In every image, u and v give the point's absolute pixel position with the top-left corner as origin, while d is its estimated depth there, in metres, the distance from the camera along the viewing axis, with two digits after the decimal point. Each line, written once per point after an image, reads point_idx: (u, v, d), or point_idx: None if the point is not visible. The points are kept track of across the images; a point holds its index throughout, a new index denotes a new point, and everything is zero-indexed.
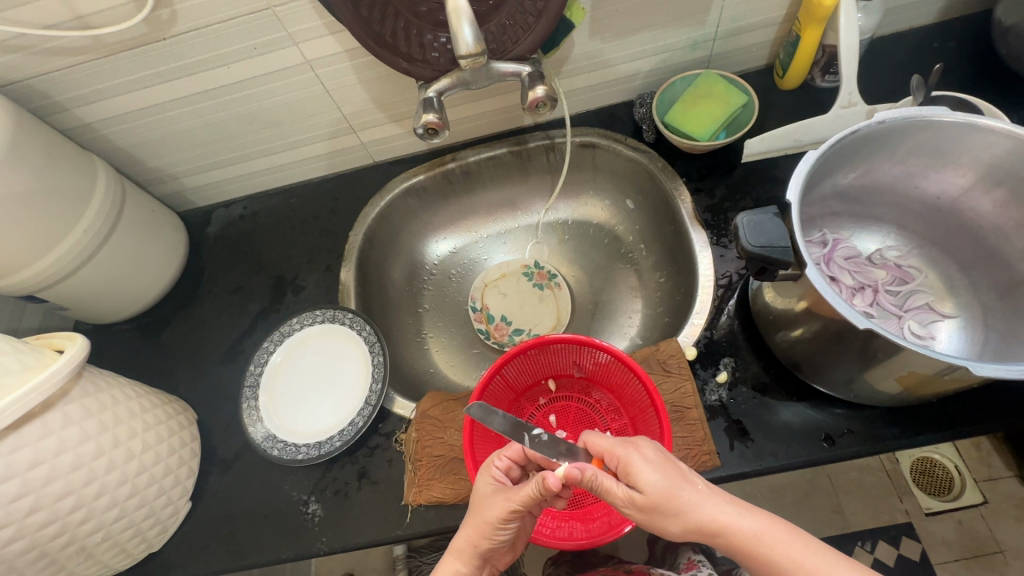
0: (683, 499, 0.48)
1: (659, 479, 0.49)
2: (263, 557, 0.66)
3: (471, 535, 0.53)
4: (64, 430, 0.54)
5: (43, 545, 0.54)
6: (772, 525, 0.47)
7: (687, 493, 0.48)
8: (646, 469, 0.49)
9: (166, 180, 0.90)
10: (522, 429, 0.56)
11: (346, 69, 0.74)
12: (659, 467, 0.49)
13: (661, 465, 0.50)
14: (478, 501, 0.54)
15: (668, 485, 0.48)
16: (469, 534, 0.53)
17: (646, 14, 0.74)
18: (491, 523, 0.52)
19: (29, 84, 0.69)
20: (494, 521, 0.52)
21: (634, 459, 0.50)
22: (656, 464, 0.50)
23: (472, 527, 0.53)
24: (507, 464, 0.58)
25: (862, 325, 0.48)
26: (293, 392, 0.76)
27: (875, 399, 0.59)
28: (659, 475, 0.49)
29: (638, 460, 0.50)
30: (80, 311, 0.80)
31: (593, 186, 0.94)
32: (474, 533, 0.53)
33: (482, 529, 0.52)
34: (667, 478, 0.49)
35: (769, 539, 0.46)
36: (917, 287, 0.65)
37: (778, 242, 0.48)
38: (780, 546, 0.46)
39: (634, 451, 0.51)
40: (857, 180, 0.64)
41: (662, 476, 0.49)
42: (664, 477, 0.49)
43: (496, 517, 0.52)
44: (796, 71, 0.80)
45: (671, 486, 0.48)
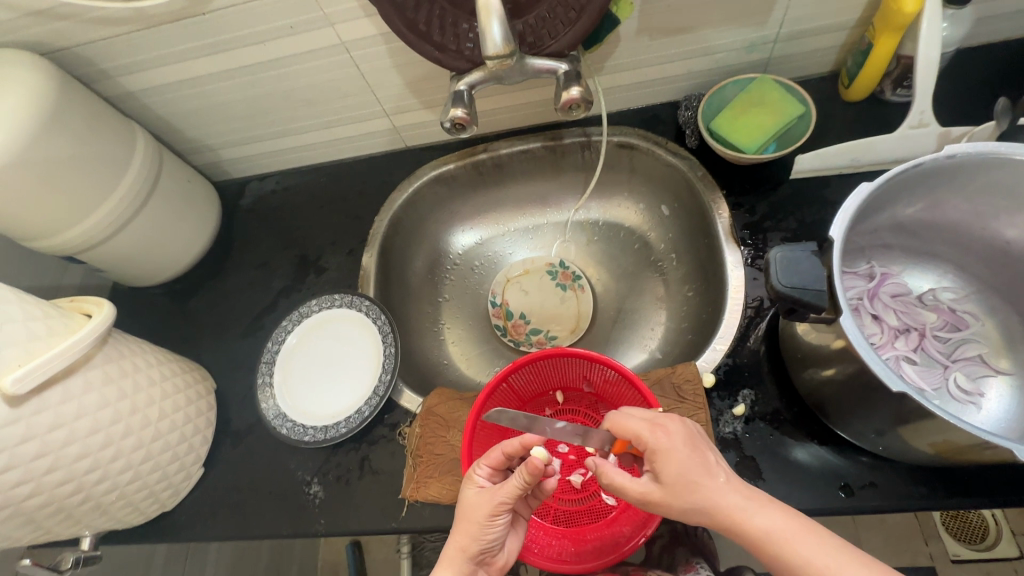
0: (704, 493, 0.45)
1: (681, 469, 0.46)
2: (265, 530, 0.68)
3: (461, 540, 0.51)
4: (85, 395, 0.57)
5: (60, 501, 0.57)
6: (789, 523, 0.42)
7: (709, 486, 0.45)
8: (670, 458, 0.47)
9: (204, 151, 0.92)
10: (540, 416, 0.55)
11: (381, 52, 0.73)
12: (686, 455, 0.47)
13: (686, 454, 0.47)
14: (464, 504, 0.52)
15: (689, 476, 0.46)
16: (460, 540, 0.51)
17: (701, 10, 0.68)
18: (480, 523, 0.51)
19: (77, 51, 0.71)
20: (483, 517, 0.51)
21: (662, 447, 0.48)
22: (684, 452, 0.47)
23: (462, 531, 0.51)
24: (490, 470, 0.55)
25: (897, 387, 0.43)
26: (307, 373, 0.77)
27: (904, 456, 0.54)
28: (683, 456, 0.47)
29: (665, 445, 0.48)
30: (115, 273, 0.83)
31: (628, 188, 0.90)
32: (465, 537, 0.51)
33: (472, 531, 0.51)
34: (689, 468, 0.46)
35: (785, 537, 0.42)
36: (971, 336, 0.60)
37: (812, 285, 0.44)
38: (801, 541, 0.41)
39: (661, 434, 0.48)
40: (916, 213, 0.58)
41: (684, 466, 0.47)
42: (686, 464, 0.47)
43: (483, 517, 0.51)
44: (864, 83, 0.73)
45: (691, 477, 0.46)
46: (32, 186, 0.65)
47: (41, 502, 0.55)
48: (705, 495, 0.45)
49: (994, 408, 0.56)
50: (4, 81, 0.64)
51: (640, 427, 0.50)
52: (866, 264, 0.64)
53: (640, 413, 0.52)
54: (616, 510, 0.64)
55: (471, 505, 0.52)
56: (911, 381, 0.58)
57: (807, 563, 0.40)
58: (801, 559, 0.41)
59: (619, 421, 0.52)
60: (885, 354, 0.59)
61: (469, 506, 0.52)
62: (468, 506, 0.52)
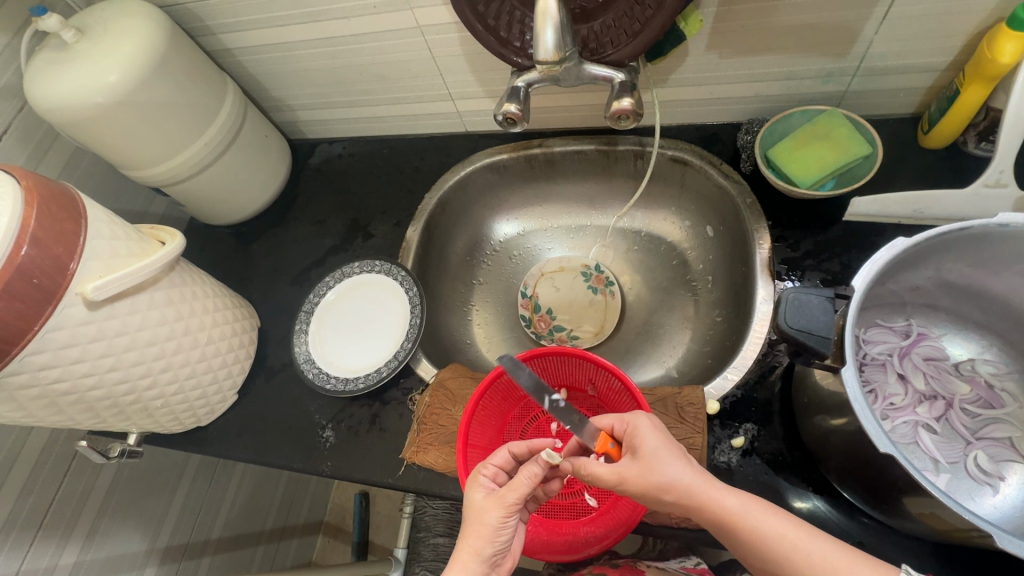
0: (673, 473, 0.48)
1: (653, 446, 0.50)
2: (279, 461, 0.76)
3: (474, 543, 0.51)
4: (149, 310, 0.65)
5: (116, 398, 0.66)
6: (756, 501, 0.47)
7: (676, 465, 0.49)
8: (642, 436, 0.51)
9: (284, 110, 0.99)
10: (544, 391, 0.53)
11: (452, 39, 0.76)
12: (659, 436, 0.51)
13: (661, 434, 0.51)
14: (473, 508, 0.53)
15: (661, 453, 0.50)
16: (473, 545, 0.51)
17: (776, 34, 0.67)
18: (491, 524, 0.52)
19: (189, 7, 0.79)
20: (495, 521, 0.51)
21: (639, 428, 0.52)
22: (658, 435, 0.51)
23: (474, 535, 0.52)
24: (495, 471, 0.57)
25: (885, 448, 0.43)
26: (339, 328, 0.83)
27: (897, 522, 0.53)
28: (655, 437, 0.51)
29: (640, 425, 0.52)
30: (193, 208, 0.93)
31: (676, 203, 0.89)
32: (479, 540, 0.51)
33: (484, 532, 0.51)
34: (662, 448, 0.50)
35: (753, 513, 0.46)
36: (1004, 416, 0.56)
37: (819, 330, 0.44)
38: (765, 522, 0.45)
39: (638, 418, 0.53)
40: (965, 277, 0.56)
41: (654, 445, 0.50)
42: (660, 442, 0.50)
43: (496, 519, 0.52)
44: (945, 130, 0.68)
45: (662, 454, 0.49)
46: (135, 122, 0.73)
47: (101, 395, 0.64)
48: (674, 475, 0.48)
49: (1013, 494, 0.53)
50: (126, 26, 0.73)
51: (616, 415, 0.55)
52: (904, 321, 0.62)
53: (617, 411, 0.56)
54: (597, 511, 0.66)
55: (481, 508, 0.52)
56: (924, 448, 0.56)
57: (776, 534, 0.45)
58: (775, 535, 0.45)
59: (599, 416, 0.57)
60: (903, 417, 0.57)
61: (480, 510, 0.52)
62: (480, 510, 0.52)
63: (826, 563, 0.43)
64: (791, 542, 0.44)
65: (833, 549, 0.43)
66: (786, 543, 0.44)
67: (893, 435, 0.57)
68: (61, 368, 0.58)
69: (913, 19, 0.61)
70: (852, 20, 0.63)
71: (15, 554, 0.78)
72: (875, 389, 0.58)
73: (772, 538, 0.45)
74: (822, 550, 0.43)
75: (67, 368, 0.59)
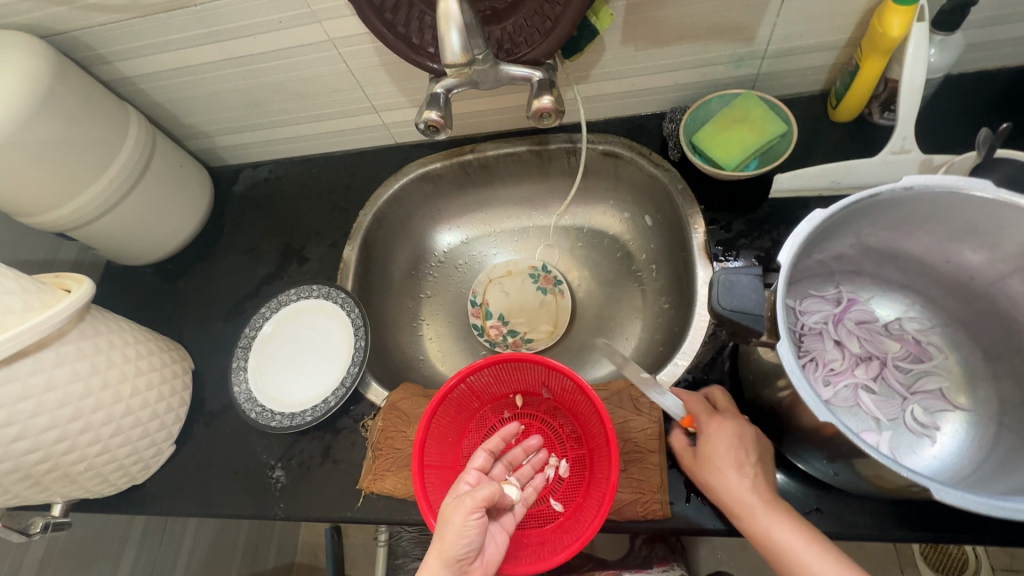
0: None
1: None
2: (228, 510, 0.71)
3: (438, 546, 0.51)
4: (57, 368, 0.59)
5: (28, 468, 0.59)
6: None
7: None
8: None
9: (200, 137, 0.94)
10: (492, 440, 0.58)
11: (367, 50, 0.74)
12: None
13: None
14: (445, 509, 0.53)
15: None
16: (437, 547, 0.51)
17: (685, 24, 0.68)
18: (456, 523, 0.51)
19: (75, 35, 0.73)
20: (462, 520, 0.51)
21: None
22: None
23: (440, 535, 0.51)
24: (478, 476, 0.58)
25: (824, 417, 0.43)
26: (280, 362, 0.79)
27: (849, 484, 0.54)
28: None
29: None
30: (106, 250, 0.86)
31: (613, 195, 0.90)
32: (443, 541, 0.51)
33: (450, 534, 0.51)
34: None
35: None
36: (933, 368, 0.59)
37: (752, 309, 0.44)
38: None
39: None
40: (882, 241, 0.58)
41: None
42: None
43: (461, 517, 0.51)
44: (851, 104, 0.72)
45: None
46: (23, 164, 0.67)
47: (8, 468, 0.57)
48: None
49: (948, 442, 0.56)
50: (2, 62, 0.66)
51: None
52: (834, 289, 0.64)
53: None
54: (564, 515, 0.65)
55: (450, 506, 0.53)
56: (866, 409, 0.58)
57: None
58: None
59: None
60: (844, 381, 0.59)
61: (448, 509, 0.53)
62: (447, 511, 0.53)
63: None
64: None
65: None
66: None
67: (836, 401, 0.58)
68: None
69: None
70: (755, 5, 0.65)
71: None
72: (816, 357, 0.60)
73: None
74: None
75: None
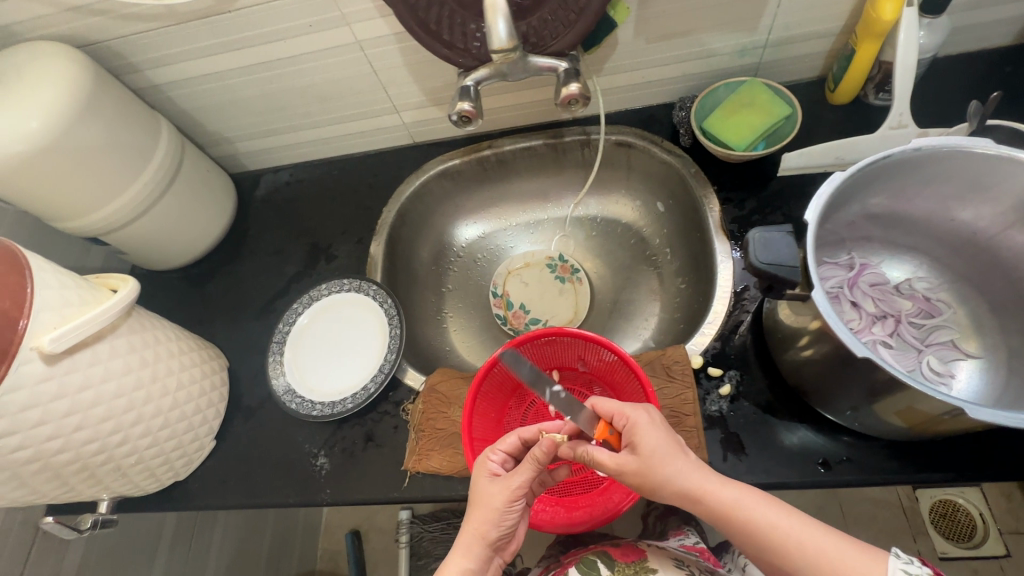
0: (674, 466, 0.50)
1: (655, 444, 0.51)
2: (274, 499, 0.72)
3: (478, 526, 0.54)
4: (112, 360, 0.61)
5: (85, 460, 0.60)
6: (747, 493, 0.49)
7: (679, 461, 0.50)
8: (642, 435, 0.52)
9: (222, 143, 0.96)
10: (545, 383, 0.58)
11: (393, 51, 0.77)
12: (662, 434, 0.52)
13: (659, 430, 0.52)
14: (481, 495, 0.55)
15: (661, 449, 0.51)
16: (478, 525, 0.54)
17: (694, 16, 0.73)
18: (496, 510, 0.54)
19: (110, 45, 0.75)
20: (500, 507, 0.53)
21: (640, 425, 0.53)
22: (660, 430, 0.52)
23: (480, 518, 0.54)
24: (502, 457, 0.59)
25: (862, 352, 0.47)
26: (315, 355, 0.81)
27: (877, 431, 0.58)
28: (653, 431, 0.52)
29: (639, 426, 0.52)
30: (135, 255, 0.87)
31: (626, 185, 0.94)
32: (484, 523, 0.54)
33: (491, 517, 0.54)
34: (662, 442, 0.51)
35: (745, 508, 0.48)
36: (944, 322, 0.63)
37: (786, 262, 0.48)
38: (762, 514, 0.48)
39: (639, 414, 0.53)
40: (889, 206, 0.63)
41: (658, 442, 0.51)
42: (660, 441, 0.51)
43: (501, 503, 0.54)
44: (848, 88, 0.77)
45: (664, 453, 0.51)
46: (65, 168, 0.69)
47: (68, 459, 0.58)
48: (676, 466, 0.50)
49: (964, 389, 0.60)
50: (44, 70, 0.69)
51: (618, 408, 0.55)
52: (847, 255, 0.68)
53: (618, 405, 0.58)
54: (606, 482, 0.68)
55: (486, 493, 0.55)
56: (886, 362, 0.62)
57: (772, 527, 0.47)
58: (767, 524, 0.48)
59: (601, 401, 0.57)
60: (863, 338, 0.63)
61: (486, 495, 0.55)
62: (485, 495, 0.55)
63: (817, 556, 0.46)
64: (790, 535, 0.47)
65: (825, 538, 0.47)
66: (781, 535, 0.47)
67: None
68: (21, 434, 0.53)
69: None
70: None
71: None
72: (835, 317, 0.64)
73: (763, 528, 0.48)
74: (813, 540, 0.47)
75: (27, 434, 0.53)
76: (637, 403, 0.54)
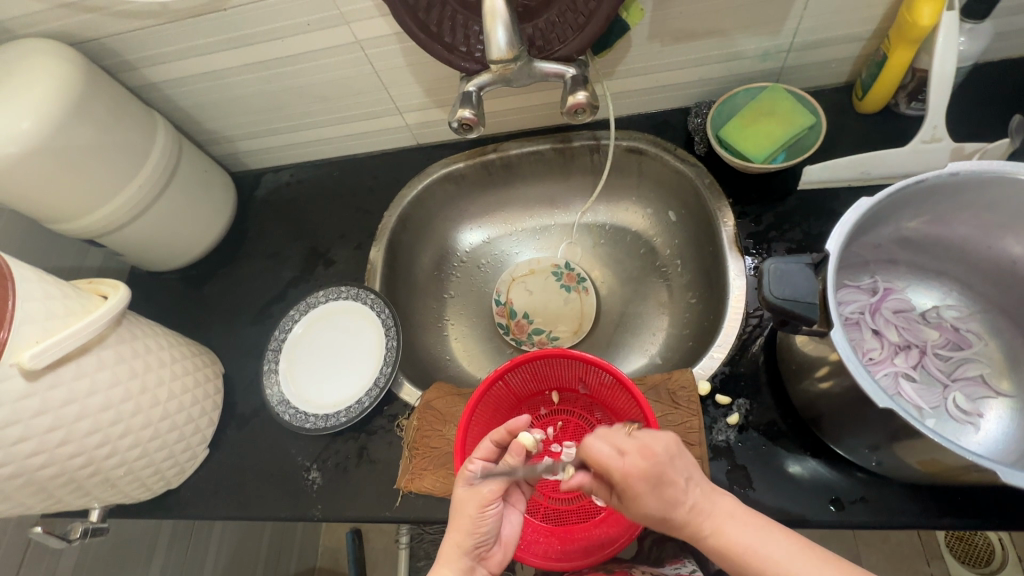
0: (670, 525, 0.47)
1: (652, 508, 0.47)
2: (265, 512, 0.71)
3: (456, 535, 0.51)
4: (98, 372, 0.59)
5: (72, 473, 0.59)
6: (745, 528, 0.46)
7: (674, 512, 0.46)
8: (640, 502, 0.47)
9: (222, 142, 0.94)
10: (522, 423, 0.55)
11: (394, 51, 0.74)
12: (664, 484, 0.46)
13: (660, 476, 0.47)
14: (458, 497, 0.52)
15: (656, 510, 0.47)
16: (455, 534, 0.51)
17: (712, 18, 0.68)
18: (472, 514, 0.50)
19: (104, 42, 0.73)
20: (474, 511, 0.50)
21: (641, 471, 0.47)
22: (662, 476, 0.47)
23: (457, 526, 0.51)
24: (485, 463, 0.56)
25: (884, 404, 0.43)
26: (311, 364, 0.79)
27: (896, 473, 0.54)
28: (649, 491, 0.47)
29: (632, 492, 0.47)
30: (133, 257, 0.86)
31: (636, 192, 0.90)
32: (460, 530, 0.51)
33: (465, 523, 0.51)
34: (659, 491, 0.46)
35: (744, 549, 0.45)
36: (973, 355, 0.59)
37: (804, 296, 0.44)
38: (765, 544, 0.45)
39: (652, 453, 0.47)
40: (919, 229, 0.58)
41: (654, 504, 0.47)
42: (657, 504, 0.47)
43: (474, 507, 0.50)
44: (877, 95, 0.72)
45: (659, 506, 0.47)
46: (56, 170, 0.67)
47: (53, 473, 0.57)
48: (672, 523, 0.47)
49: (993, 429, 0.56)
50: (34, 69, 0.67)
51: (618, 453, 0.48)
52: (870, 278, 0.64)
53: (619, 435, 0.50)
54: (606, 511, 0.65)
55: (462, 496, 0.52)
56: (908, 397, 0.58)
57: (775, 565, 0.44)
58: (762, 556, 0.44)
59: (595, 450, 0.49)
60: (884, 370, 0.59)
61: (461, 499, 0.52)
62: (460, 500, 0.52)
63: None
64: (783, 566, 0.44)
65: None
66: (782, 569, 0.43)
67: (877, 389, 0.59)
68: (1, 451, 0.52)
69: None
70: None
71: None
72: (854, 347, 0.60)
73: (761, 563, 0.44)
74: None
75: (9, 450, 0.52)
76: (646, 447, 0.47)
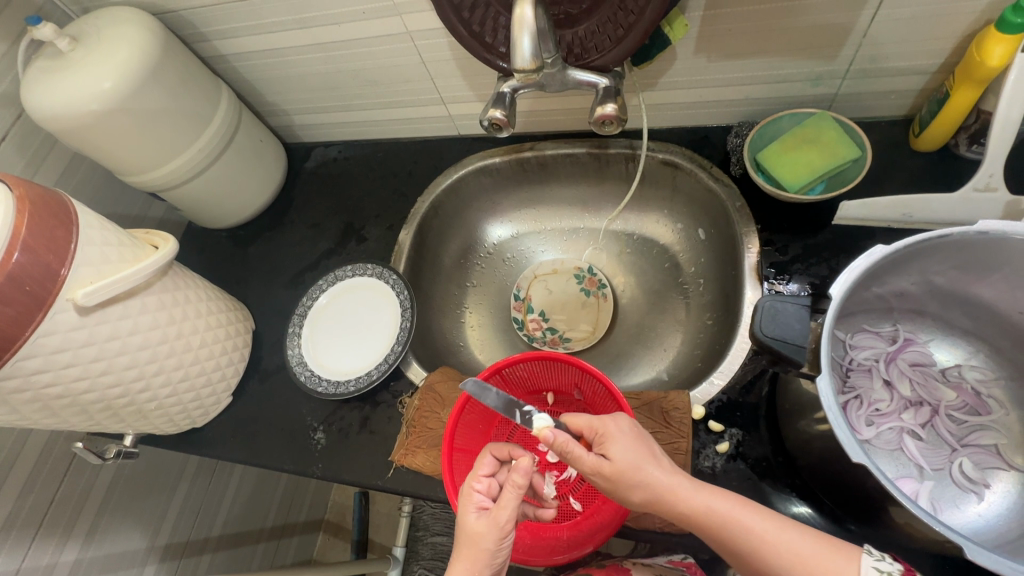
0: (649, 472, 0.49)
1: (629, 451, 0.50)
2: (271, 461, 0.77)
3: (468, 567, 0.50)
4: (141, 315, 0.66)
5: (110, 400, 0.67)
6: (724, 500, 0.47)
7: (653, 468, 0.49)
8: (619, 440, 0.51)
9: (280, 114, 1.00)
10: (514, 406, 0.57)
11: (442, 44, 0.76)
12: (634, 441, 0.51)
13: (632, 438, 0.52)
14: (467, 530, 0.51)
15: (634, 460, 0.50)
16: (469, 567, 0.50)
17: (764, 37, 0.66)
18: (488, 549, 0.50)
19: (184, 14, 0.80)
20: (492, 543, 0.50)
21: (617, 426, 0.52)
22: (631, 438, 0.51)
23: (467, 558, 0.50)
24: (488, 485, 0.54)
25: (856, 458, 0.42)
26: (331, 333, 0.84)
27: (879, 530, 0.53)
28: (627, 437, 0.51)
29: (613, 431, 0.52)
30: (191, 214, 0.94)
31: (668, 206, 0.89)
32: (475, 563, 0.50)
33: (483, 557, 0.50)
34: (637, 447, 0.51)
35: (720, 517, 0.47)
36: (990, 423, 0.56)
37: (793, 339, 0.46)
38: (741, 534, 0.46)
39: (618, 417, 0.53)
40: (950, 283, 0.55)
41: (633, 449, 0.51)
42: (633, 449, 0.50)
43: (493, 541, 0.50)
44: (935, 133, 0.68)
45: (638, 459, 0.50)
46: (127, 129, 0.74)
47: (94, 398, 0.65)
48: (650, 475, 0.49)
49: (997, 502, 0.53)
50: (118, 33, 0.74)
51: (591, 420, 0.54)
52: (891, 327, 0.61)
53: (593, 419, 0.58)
54: (580, 516, 0.66)
55: (476, 531, 0.50)
56: (909, 454, 0.56)
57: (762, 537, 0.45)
58: (745, 529, 0.46)
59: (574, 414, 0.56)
60: (889, 423, 0.57)
61: (476, 533, 0.50)
62: (474, 534, 0.50)
63: (793, 555, 0.44)
64: (762, 536, 0.45)
65: (798, 537, 0.45)
66: (757, 535, 0.45)
67: (878, 442, 0.57)
68: (53, 372, 0.59)
69: (900, 22, 0.61)
70: (840, 22, 0.63)
71: (18, 551, 0.80)
72: (861, 395, 0.58)
73: (742, 535, 0.46)
74: (789, 540, 0.45)
75: (58, 372, 0.60)
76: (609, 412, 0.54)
